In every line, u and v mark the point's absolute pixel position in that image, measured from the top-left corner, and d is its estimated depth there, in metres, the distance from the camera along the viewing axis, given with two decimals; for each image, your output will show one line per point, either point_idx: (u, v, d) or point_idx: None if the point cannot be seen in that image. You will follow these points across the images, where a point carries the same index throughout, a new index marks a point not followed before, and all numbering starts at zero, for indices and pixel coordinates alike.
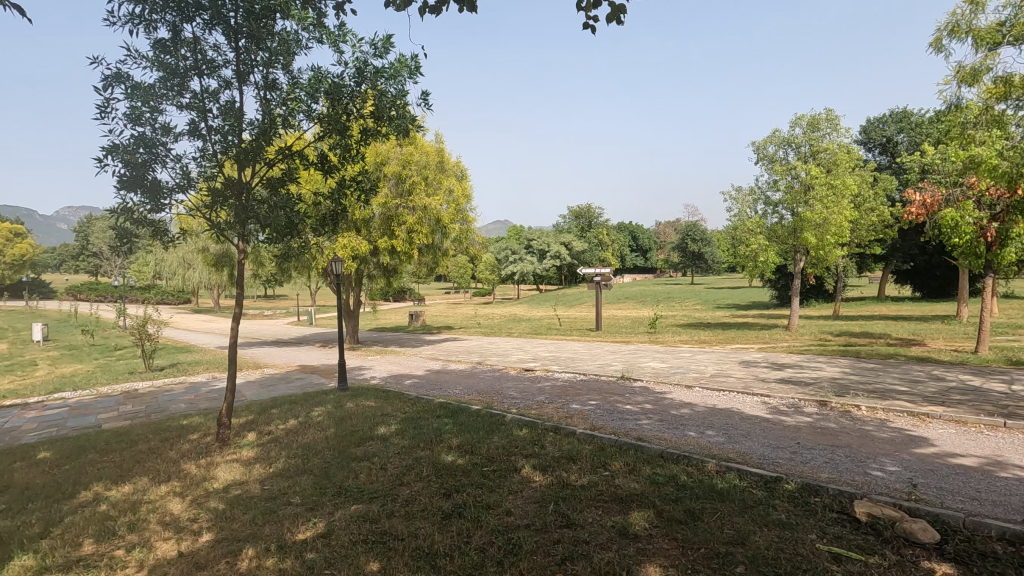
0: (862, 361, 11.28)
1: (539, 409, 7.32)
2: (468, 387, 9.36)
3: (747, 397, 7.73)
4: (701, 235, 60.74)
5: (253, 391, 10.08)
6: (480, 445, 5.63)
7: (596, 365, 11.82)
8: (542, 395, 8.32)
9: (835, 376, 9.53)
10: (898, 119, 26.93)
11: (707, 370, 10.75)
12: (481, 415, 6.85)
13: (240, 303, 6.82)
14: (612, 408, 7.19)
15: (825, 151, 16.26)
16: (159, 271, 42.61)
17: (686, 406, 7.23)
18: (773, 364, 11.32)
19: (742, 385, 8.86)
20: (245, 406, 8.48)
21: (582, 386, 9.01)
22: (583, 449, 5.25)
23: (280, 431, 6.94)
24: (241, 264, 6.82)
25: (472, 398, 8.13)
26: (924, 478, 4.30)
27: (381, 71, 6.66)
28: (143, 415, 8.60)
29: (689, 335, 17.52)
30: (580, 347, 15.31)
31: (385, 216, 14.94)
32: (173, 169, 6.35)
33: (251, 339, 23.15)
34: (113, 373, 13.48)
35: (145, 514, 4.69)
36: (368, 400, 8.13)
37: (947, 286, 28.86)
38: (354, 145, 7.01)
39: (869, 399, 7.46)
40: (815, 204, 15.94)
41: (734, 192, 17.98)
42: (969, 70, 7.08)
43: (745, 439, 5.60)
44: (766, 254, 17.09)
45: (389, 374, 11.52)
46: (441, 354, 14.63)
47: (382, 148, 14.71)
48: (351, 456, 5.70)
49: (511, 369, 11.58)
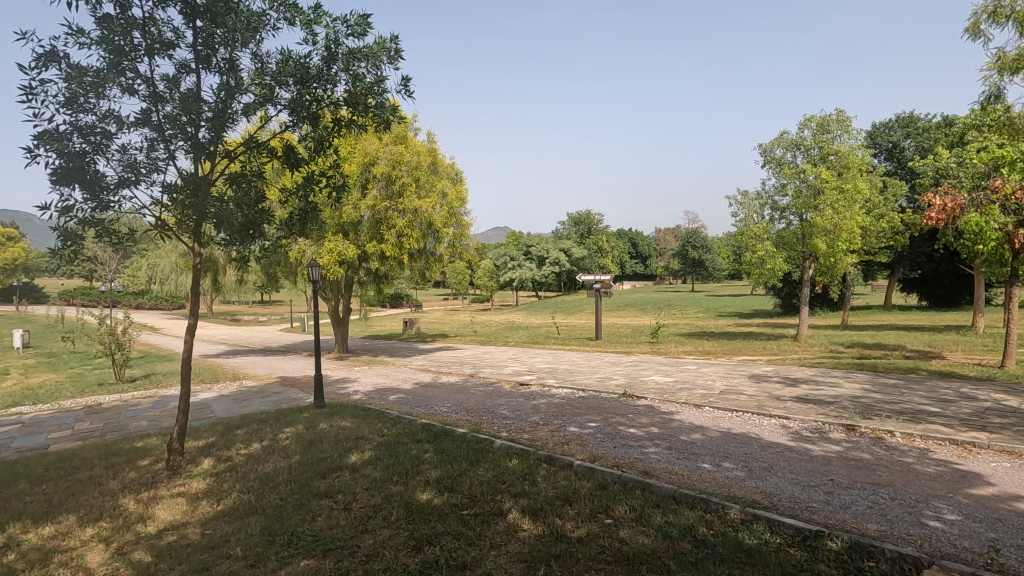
0: (882, 376, 10.49)
1: (532, 432, 6.52)
2: (456, 404, 8.58)
3: (765, 419, 6.94)
4: (701, 242, 60.09)
5: (224, 407, 9.28)
6: (461, 481, 4.85)
7: (597, 378, 11.06)
8: (537, 415, 7.54)
9: (856, 393, 8.76)
10: (905, 124, 26.37)
11: (716, 385, 9.97)
12: (466, 440, 6.08)
13: (194, 312, 6.05)
14: (614, 433, 6.39)
15: (837, 154, 15.54)
16: (152, 277, 41.83)
17: (697, 430, 6.44)
18: (786, 378, 10.53)
19: (757, 404, 8.08)
20: (209, 426, 7.67)
21: (581, 404, 8.23)
22: (582, 487, 4.48)
23: (240, 457, 6.16)
24: (199, 271, 6.05)
25: (459, 419, 7.36)
26: (995, 535, 3.54)
27: (357, 54, 5.94)
28: (97, 435, 7.79)
29: (693, 345, 16.78)
30: (579, 359, 14.50)
31: (374, 220, 14.24)
32: (118, 161, 5.64)
33: (238, 347, 22.35)
34: (81, 385, 12.65)
35: (53, 570, 3.91)
36: (344, 421, 7.36)
37: (956, 294, 28.18)
38: (326, 138, 6.28)
39: (901, 423, 6.68)
40: (826, 209, 15.25)
41: (740, 196, 17.19)
42: (1014, 57, 6.37)
43: (770, 474, 4.82)
44: (774, 262, 16.36)
45: (373, 388, 10.74)
46: (432, 366, 13.88)
47: (371, 148, 13.92)
48: (314, 491, 4.92)
49: (505, 383, 10.81)
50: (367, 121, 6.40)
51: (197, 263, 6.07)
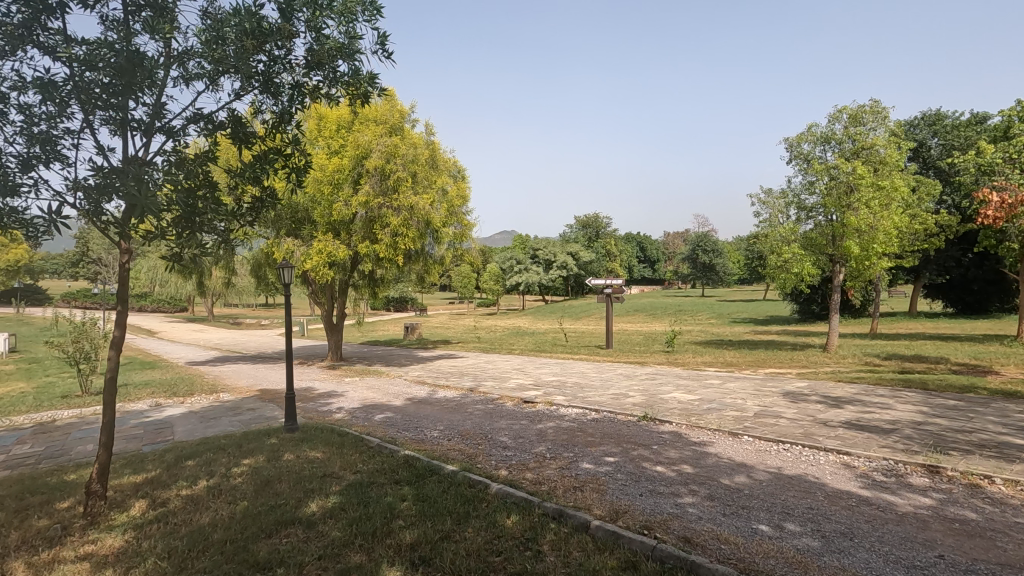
0: (937, 397, 9.11)
1: (537, 471, 5.31)
2: (449, 428, 7.38)
3: (820, 455, 5.70)
4: (712, 246, 58.34)
5: (187, 428, 8.14)
6: (444, 550, 3.67)
7: (611, 395, 9.85)
8: (543, 445, 6.33)
9: (917, 419, 7.46)
10: (931, 122, 24.97)
11: (748, 406, 8.67)
12: (455, 483, 4.89)
13: (120, 324, 4.86)
14: (638, 473, 5.19)
15: (873, 147, 14.22)
16: (151, 280, 40.89)
17: (741, 471, 5.21)
18: (825, 397, 9.28)
19: (803, 433, 6.81)
20: (158, 455, 6.53)
21: (595, 431, 6.99)
22: (604, 569, 3.29)
23: (178, 500, 5.01)
24: (126, 272, 4.83)
25: (450, 449, 6.20)
26: None
27: (321, 3, 4.81)
28: (29, 465, 6.67)
29: (713, 356, 15.55)
30: (589, 370, 13.22)
31: (368, 218, 13.10)
32: (22, 134, 4.50)
33: (229, 352, 21.27)
34: (45, 397, 11.53)
35: None
36: (315, 451, 6.20)
37: (985, 301, 26.71)
38: (288, 110, 5.14)
39: (990, 461, 5.41)
40: (859, 208, 13.97)
41: (763, 195, 15.93)
42: None
43: (853, 546, 3.61)
44: (802, 266, 15.04)
45: (360, 404, 9.60)
46: (430, 377, 12.70)
47: (364, 138, 12.80)
48: (250, 561, 3.75)
49: (507, 400, 9.57)
50: (338, 91, 5.31)
51: (125, 263, 4.86)
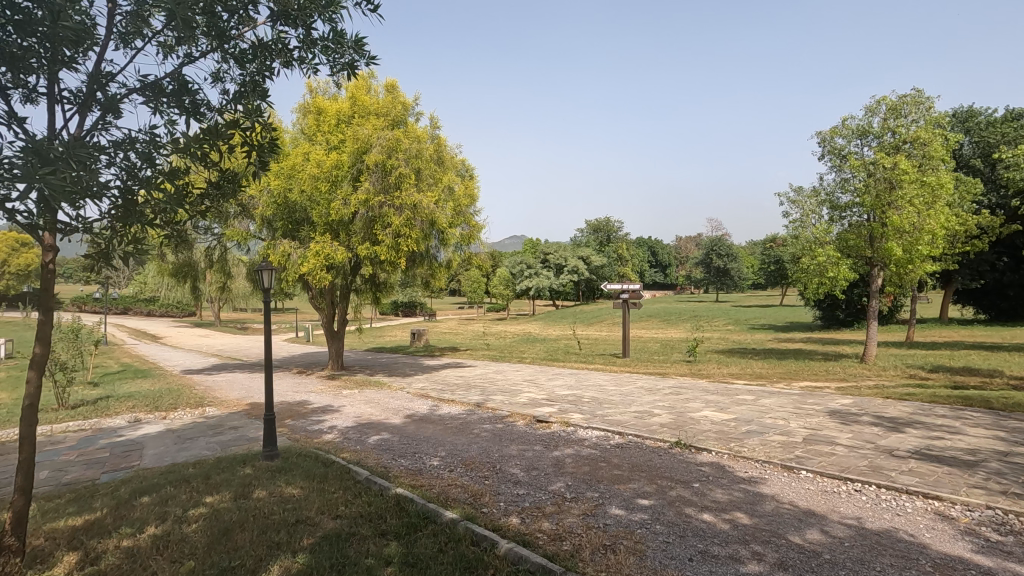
0: (1010, 419, 7.96)
1: (556, 519, 4.32)
2: (451, 455, 6.40)
3: (905, 502, 4.63)
4: (726, 251, 56.99)
5: (157, 451, 7.21)
6: None
7: (635, 412, 8.83)
8: (562, 480, 5.33)
9: (1000, 449, 6.33)
10: (964, 119, 23.70)
11: (794, 429, 7.59)
12: (453, 540, 3.90)
13: (43, 339, 3.94)
14: (682, 524, 4.18)
15: (914, 141, 13.11)
16: (156, 285, 40.40)
17: (811, 523, 4.16)
18: (879, 417, 8.20)
19: (869, 466, 5.74)
20: (112, 488, 5.60)
21: (622, 461, 5.96)
22: None
23: (112, 557, 4.04)
24: (48, 274, 3.92)
25: (450, 486, 5.21)
26: None
27: None
28: None
29: (740, 366, 14.46)
30: (607, 383, 12.19)
31: (368, 218, 12.14)
32: None
33: (229, 360, 20.43)
34: (18, 410, 10.67)
35: None
36: (292, 487, 5.24)
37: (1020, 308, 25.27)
38: (252, 77, 4.26)
39: None
40: (900, 207, 12.85)
41: (793, 193, 14.78)
42: None
43: None
44: (837, 270, 13.85)
45: (354, 421, 8.67)
46: (434, 389, 11.76)
47: (363, 132, 11.97)
48: None
49: (517, 418, 8.56)
50: (310, 53, 4.40)
51: (47, 262, 3.93)
